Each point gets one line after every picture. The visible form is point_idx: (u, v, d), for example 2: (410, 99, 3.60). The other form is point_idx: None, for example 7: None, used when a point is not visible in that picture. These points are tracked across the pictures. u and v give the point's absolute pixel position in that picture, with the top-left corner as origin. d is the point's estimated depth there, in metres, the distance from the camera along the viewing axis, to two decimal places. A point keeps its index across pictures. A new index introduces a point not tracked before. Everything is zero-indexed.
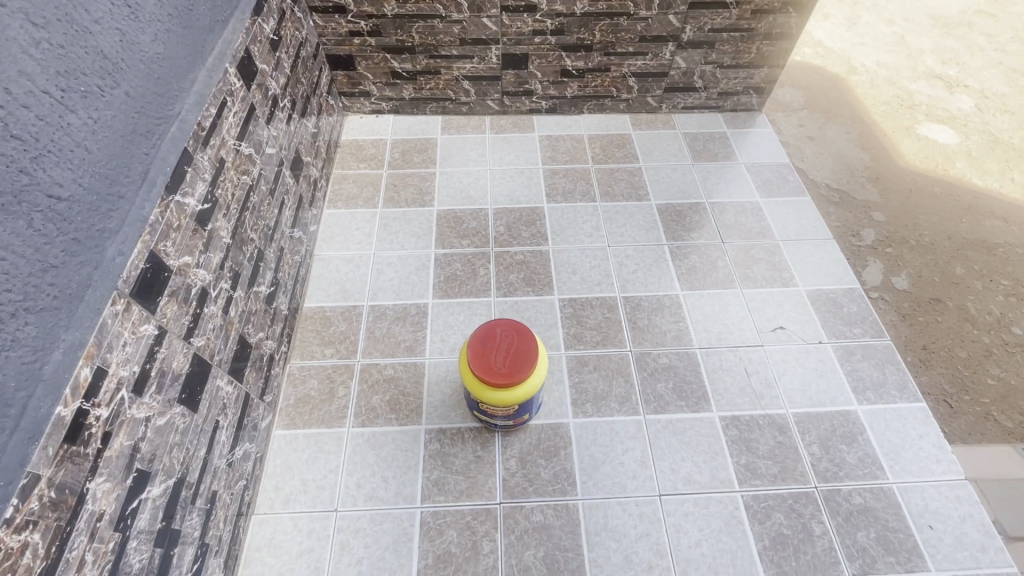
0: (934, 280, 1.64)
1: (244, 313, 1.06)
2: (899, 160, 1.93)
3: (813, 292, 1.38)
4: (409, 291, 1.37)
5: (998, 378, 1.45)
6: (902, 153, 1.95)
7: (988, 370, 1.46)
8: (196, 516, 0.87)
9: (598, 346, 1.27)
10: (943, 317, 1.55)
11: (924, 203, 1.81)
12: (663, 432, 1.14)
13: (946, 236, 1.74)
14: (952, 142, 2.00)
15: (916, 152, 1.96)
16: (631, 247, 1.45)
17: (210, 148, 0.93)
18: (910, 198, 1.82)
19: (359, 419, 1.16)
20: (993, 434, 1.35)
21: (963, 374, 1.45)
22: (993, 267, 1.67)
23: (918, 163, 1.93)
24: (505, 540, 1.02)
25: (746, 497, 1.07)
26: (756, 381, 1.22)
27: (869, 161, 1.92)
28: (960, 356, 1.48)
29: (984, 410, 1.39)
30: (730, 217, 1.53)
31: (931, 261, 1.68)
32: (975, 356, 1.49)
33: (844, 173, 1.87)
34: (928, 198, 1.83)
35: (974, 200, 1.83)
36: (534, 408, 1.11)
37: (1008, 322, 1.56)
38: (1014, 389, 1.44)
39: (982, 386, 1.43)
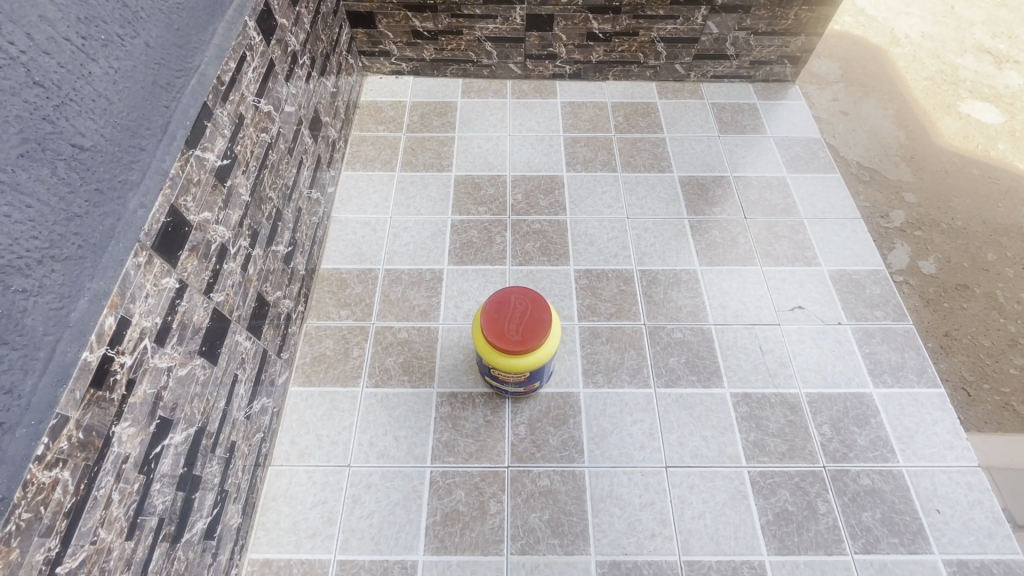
0: (963, 266, 1.59)
1: (262, 272, 1.07)
2: (936, 138, 1.85)
3: (835, 273, 1.34)
4: (424, 256, 1.37)
5: (1021, 369, 1.41)
6: (940, 131, 1.87)
7: (1010, 360, 1.43)
8: (216, 464, 0.91)
9: (612, 318, 1.26)
10: (969, 304, 1.51)
11: (958, 185, 1.74)
12: (673, 405, 1.15)
13: (979, 220, 1.67)
14: (995, 122, 1.90)
15: (956, 130, 1.87)
16: (651, 220, 1.43)
17: (230, 103, 0.93)
18: (945, 180, 1.75)
19: (372, 379, 1.18)
20: (1010, 424, 1.33)
21: (985, 362, 1.41)
22: None
23: (957, 143, 1.84)
24: (511, 502, 1.04)
25: (753, 473, 1.07)
26: (771, 359, 1.21)
27: (904, 139, 1.84)
28: (983, 344, 1.45)
29: (1004, 399, 1.36)
30: (754, 192, 1.49)
31: (961, 245, 1.62)
32: (999, 344, 1.45)
33: (876, 151, 1.80)
34: (964, 180, 1.76)
35: (1013, 184, 1.75)
36: (546, 374, 1.11)
37: None
38: None
39: (1002, 375, 1.40)
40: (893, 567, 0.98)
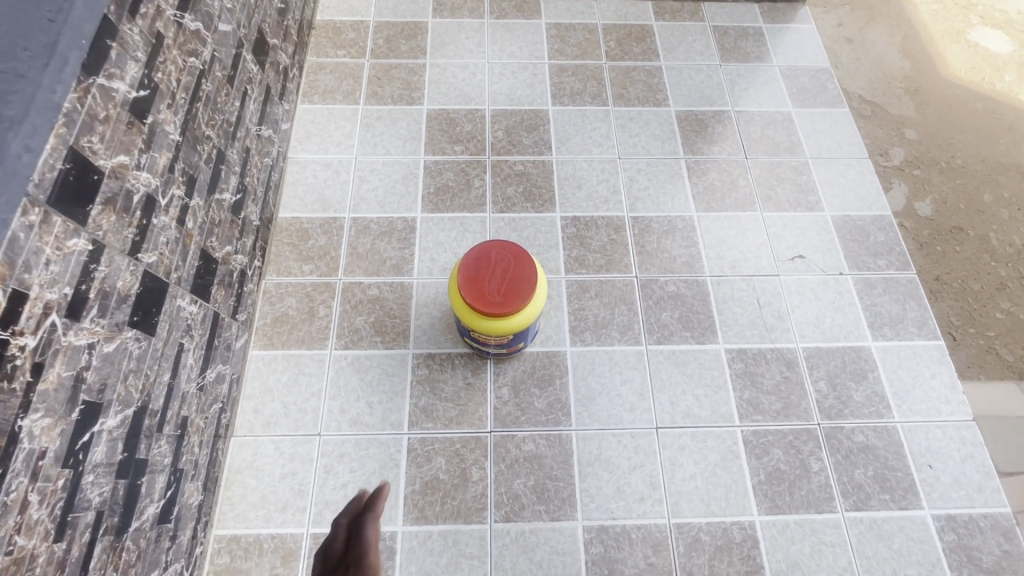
0: (958, 207, 1.51)
1: (205, 225, 0.93)
2: (942, 70, 1.72)
3: (839, 218, 1.25)
4: (394, 203, 1.23)
5: (1007, 313, 1.38)
6: (946, 62, 1.73)
7: (997, 304, 1.39)
8: (165, 444, 0.81)
9: (601, 271, 1.16)
10: (962, 247, 1.45)
11: (962, 120, 1.64)
12: (664, 363, 1.08)
13: (979, 159, 1.59)
14: (1004, 51, 1.76)
15: (964, 60, 1.74)
16: (644, 161, 1.30)
17: (142, 17, 0.75)
18: (948, 114, 1.65)
19: (341, 341, 1.08)
20: (992, 369, 1.31)
21: (972, 306, 1.38)
22: None
23: (963, 75, 1.72)
24: (495, 468, 0.99)
25: (746, 432, 1.03)
26: (768, 313, 1.14)
27: (909, 70, 1.71)
28: (972, 288, 1.40)
29: (988, 343, 1.34)
30: (756, 129, 1.36)
31: (959, 185, 1.54)
32: (988, 288, 1.41)
33: (879, 83, 1.67)
34: (966, 116, 1.65)
35: (1017, 120, 1.65)
36: (531, 333, 1.03)
37: None
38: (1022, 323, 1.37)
39: (989, 319, 1.37)
40: (883, 524, 0.97)
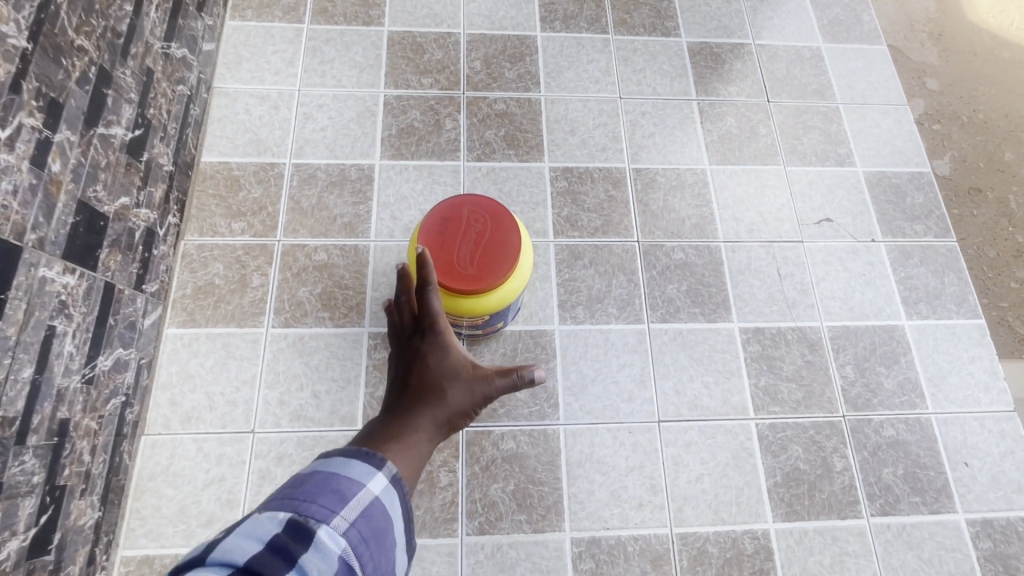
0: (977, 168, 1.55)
1: (86, 169, 0.70)
2: (972, 19, 1.72)
3: (873, 175, 1.07)
4: (347, 147, 1.00)
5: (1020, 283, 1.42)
6: (977, 10, 1.72)
7: (1012, 274, 1.44)
8: (30, 459, 0.62)
9: (596, 235, 0.97)
10: (978, 211, 1.50)
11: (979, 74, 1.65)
12: (669, 345, 0.92)
13: (998, 115, 1.60)
14: None
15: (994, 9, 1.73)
16: (650, 102, 1.09)
17: None
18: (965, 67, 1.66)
19: (280, 317, 0.89)
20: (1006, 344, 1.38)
21: (984, 276, 1.43)
22: None
23: (993, 25, 1.72)
24: (467, 472, 0.83)
25: (761, 426, 0.88)
26: (790, 286, 0.97)
27: (935, 14, 1.69)
28: (987, 256, 1.45)
29: (1000, 314, 1.40)
30: (781, 67, 1.15)
31: (977, 145, 1.57)
32: (1002, 257, 1.45)
33: (899, 28, 1.67)
34: (993, 68, 1.66)
35: None
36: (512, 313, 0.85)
37: None
38: None
39: (1002, 290, 1.42)
40: (912, 530, 0.85)
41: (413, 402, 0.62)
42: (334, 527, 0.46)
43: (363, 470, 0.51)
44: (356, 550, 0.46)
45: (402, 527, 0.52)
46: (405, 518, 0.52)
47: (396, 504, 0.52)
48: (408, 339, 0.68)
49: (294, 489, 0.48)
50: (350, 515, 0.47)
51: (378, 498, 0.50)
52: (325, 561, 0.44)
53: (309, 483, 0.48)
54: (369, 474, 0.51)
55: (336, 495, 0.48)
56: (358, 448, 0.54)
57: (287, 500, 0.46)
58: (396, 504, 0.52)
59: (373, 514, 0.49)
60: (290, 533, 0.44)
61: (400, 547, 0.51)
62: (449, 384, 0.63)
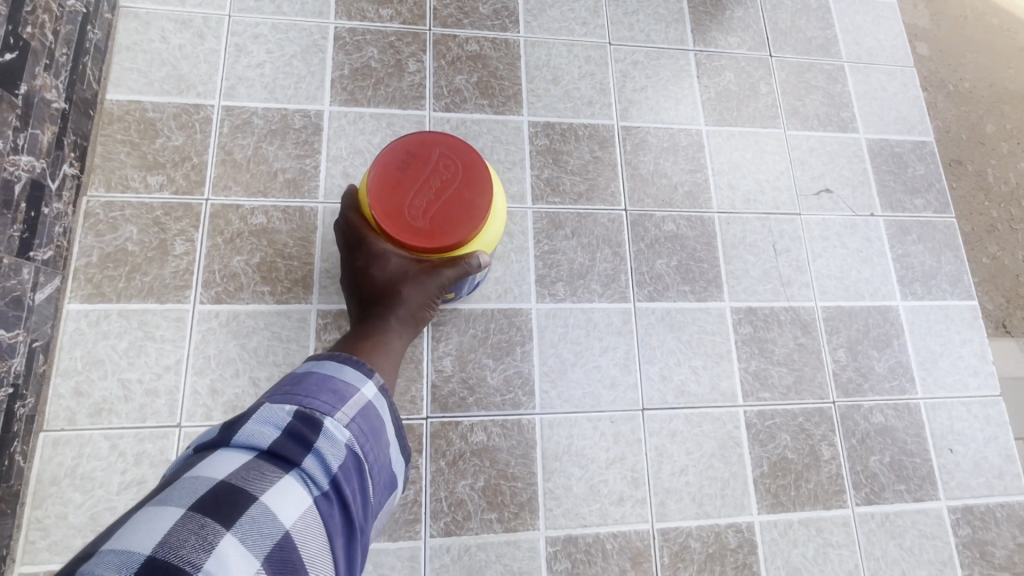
0: (961, 138, 1.52)
1: None
2: None
3: (875, 144, 0.99)
4: (290, 89, 0.84)
5: (991, 258, 1.41)
6: None
7: (984, 248, 1.42)
8: None
9: (580, 201, 0.87)
10: (957, 183, 1.47)
11: (971, 41, 1.60)
12: (657, 326, 0.84)
13: (987, 83, 1.57)
14: None
15: None
16: (643, 50, 0.96)
17: None
18: (957, 32, 1.60)
19: (210, 292, 0.75)
20: None
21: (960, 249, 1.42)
22: None
23: None
24: (431, 467, 0.74)
25: (749, 414, 0.82)
26: (785, 262, 0.90)
27: None
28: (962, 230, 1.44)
29: None
30: (785, 18, 1.04)
31: (963, 114, 1.54)
32: (978, 231, 1.44)
33: None
34: (986, 32, 1.62)
35: None
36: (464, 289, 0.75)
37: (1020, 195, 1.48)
38: (1004, 269, 1.41)
39: (974, 264, 1.41)
40: (895, 518, 0.82)
41: (377, 309, 0.66)
42: (339, 420, 0.49)
43: (356, 375, 0.54)
44: (360, 441, 0.50)
45: (394, 425, 0.56)
46: (395, 418, 0.56)
47: (386, 404, 0.56)
48: (353, 253, 0.69)
49: (295, 388, 0.51)
50: (349, 412, 0.51)
51: (373, 397, 0.54)
52: (335, 447, 0.48)
53: (308, 382, 0.51)
54: (363, 377, 0.55)
55: (335, 394, 0.51)
56: (348, 355, 0.56)
57: (292, 395, 0.49)
58: (386, 404, 0.55)
59: (372, 412, 0.53)
60: (302, 422, 0.47)
61: (394, 444, 0.56)
62: (402, 286, 0.65)
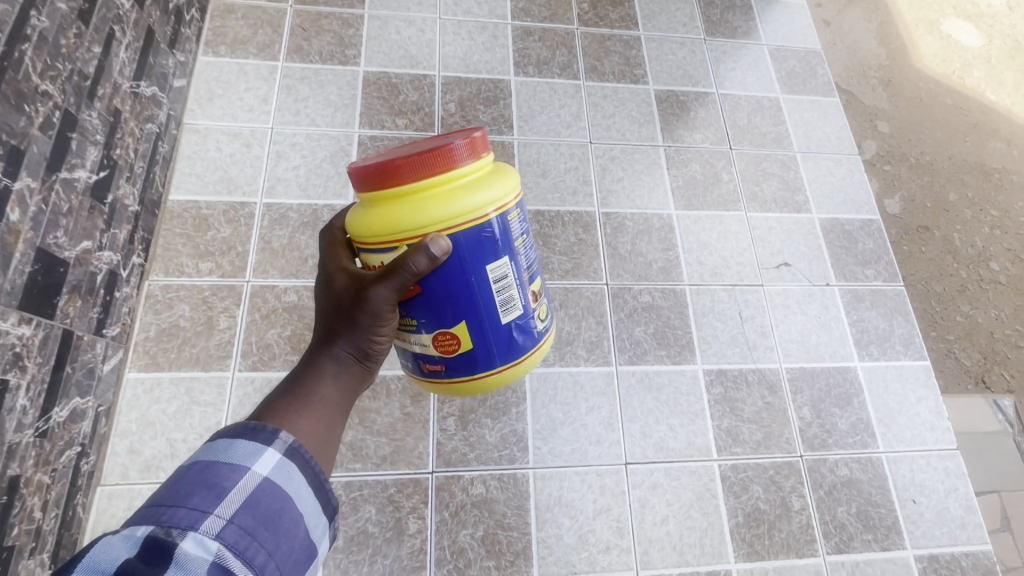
0: (926, 206, 1.65)
1: (46, 216, 0.69)
2: (917, 62, 1.87)
3: (827, 222, 1.13)
4: (320, 187, 1.01)
5: (965, 316, 1.50)
6: (919, 52, 1.89)
7: (958, 307, 1.52)
8: None
9: (567, 277, 1.00)
10: (925, 247, 1.59)
11: (927, 118, 1.79)
12: (637, 387, 0.94)
13: (946, 156, 1.74)
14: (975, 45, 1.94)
15: (934, 51, 1.90)
16: (619, 147, 1.13)
17: None
18: (916, 112, 1.79)
19: (248, 361, 0.87)
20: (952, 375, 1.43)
21: (934, 309, 1.51)
22: (985, 195, 1.70)
23: (930, 64, 1.87)
24: (436, 518, 0.83)
25: (723, 467, 0.91)
26: (750, 328, 1.01)
27: (884, 58, 1.86)
28: (935, 291, 1.53)
29: (947, 347, 1.46)
30: (742, 116, 1.21)
31: (926, 183, 1.69)
32: (950, 291, 1.53)
33: (852, 71, 1.82)
34: (937, 109, 1.81)
35: (982, 117, 1.82)
36: (483, 344, 0.59)
37: (988, 256, 1.60)
38: (979, 327, 1.50)
39: (949, 322, 1.50)
40: (865, 567, 0.88)
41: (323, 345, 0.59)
42: (209, 528, 0.41)
43: (247, 451, 0.47)
44: (242, 544, 0.41)
45: (306, 495, 0.48)
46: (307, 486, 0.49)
47: (293, 473, 0.48)
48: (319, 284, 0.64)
49: (160, 497, 0.42)
50: (228, 511, 0.42)
51: (268, 475, 0.46)
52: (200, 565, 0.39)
53: (179, 483, 0.43)
54: (254, 451, 0.47)
55: (209, 493, 0.43)
56: (241, 429, 0.48)
57: (153, 509, 0.41)
58: (294, 473, 0.48)
59: (260, 502, 0.44)
60: (152, 546, 0.39)
61: (309, 516, 0.47)
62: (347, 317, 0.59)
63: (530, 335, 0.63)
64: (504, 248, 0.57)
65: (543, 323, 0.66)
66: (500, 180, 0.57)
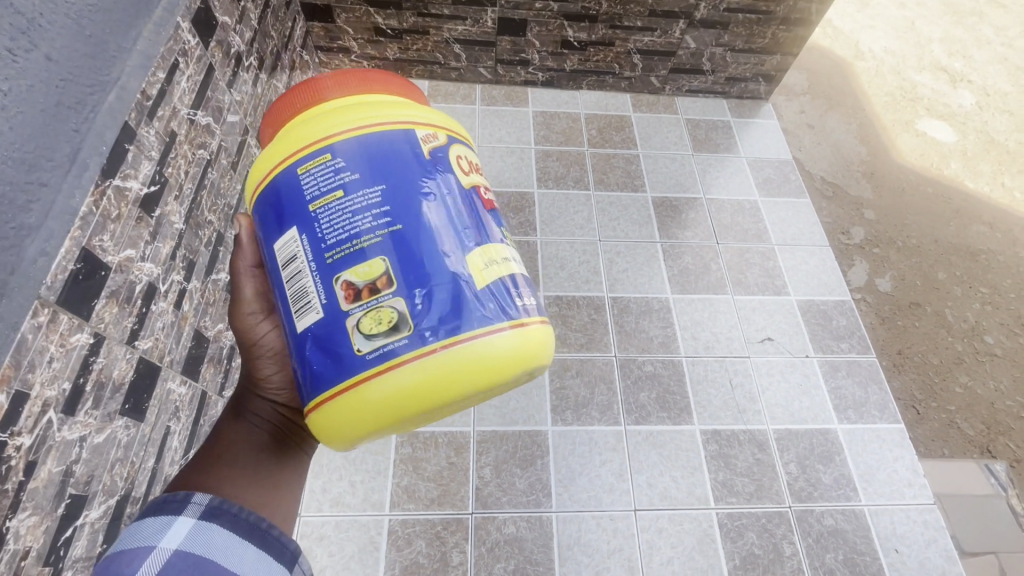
0: (915, 285, 1.80)
1: (200, 306, 0.96)
2: (895, 154, 2.09)
3: (804, 303, 1.34)
4: None
5: (963, 388, 1.61)
6: (898, 148, 2.11)
7: (956, 378, 1.63)
8: None
9: (582, 349, 1.21)
10: (920, 323, 1.71)
11: (912, 206, 1.97)
12: (643, 444, 1.12)
13: (931, 239, 1.91)
14: (948, 141, 2.16)
15: (912, 147, 2.12)
16: (623, 243, 1.38)
17: (159, 119, 0.82)
18: (900, 202, 1.97)
19: None
20: (956, 444, 1.50)
21: (934, 380, 1.61)
22: (974, 274, 1.86)
23: (911, 158, 2.09)
24: (474, 552, 0.99)
25: (721, 515, 1.06)
26: (740, 394, 1.19)
27: (866, 155, 2.07)
28: (932, 363, 1.64)
29: (949, 417, 1.55)
30: (726, 216, 1.46)
31: (916, 265, 1.84)
32: (947, 363, 1.65)
33: (839, 167, 2.01)
34: (920, 198, 2.00)
35: (963, 203, 2.01)
36: (292, 358, 0.54)
37: (981, 330, 1.74)
38: (978, 398, 1.61)
39: (948, 393, 1.59)
40: None
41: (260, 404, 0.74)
42: None
43: (156, 527, 0.52)
44: None
45: (236, 545, 0.54)
46: (234, 538, 0.54)
47: (211, 531, 0.54)
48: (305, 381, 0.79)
49: None
50: None
51: (183, 541, 0.52)
52: None
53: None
54: (165, 525, 0.53)
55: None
56: (153, 511, 0.54)
57: None
58: (210, 531, 0.53)
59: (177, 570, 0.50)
60: None
61: (247, 560, 0.54)
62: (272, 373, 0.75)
63: (347, 352, 0.49)
64: (288, 217, 0.53)
65: (384, 339, 0.49)
66: (359, 112, 0.54)
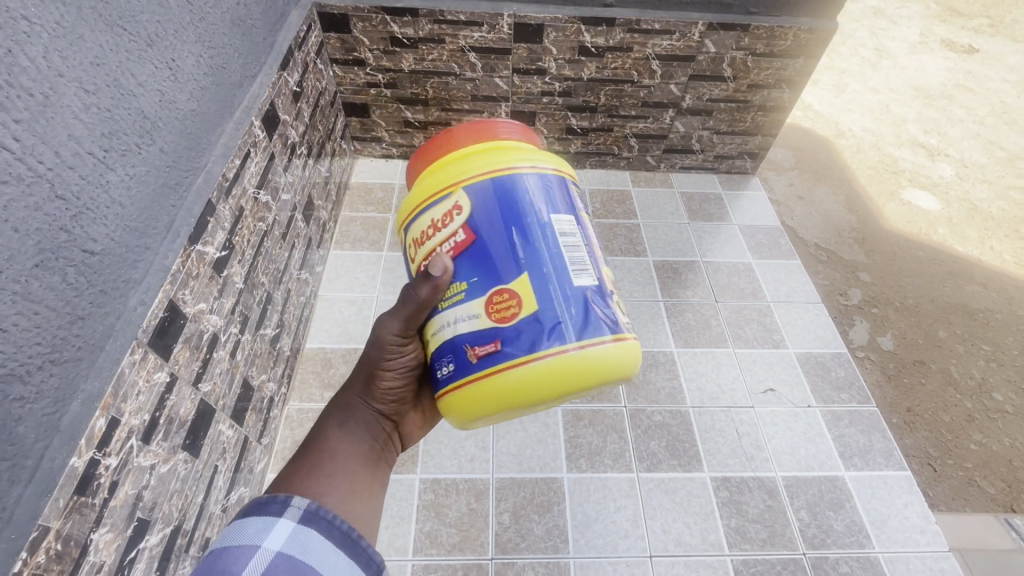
0: (918, 342, 1.86)
1: (249, 357, 1.07)
2: (883, 221, 2.23)
3: (803, 355, 1.42)
4: None
5: (978, 444, 1.63)
6: (885, 215, 2.26)
7: (969, 435, 1.65)
8: (187, 564, 0.89)
9: (594, 400, 1.29)
10: (926, 380, 1.76)
11: (906, 270, 2.08)
12: (655, 491, 1.16)
13: (929, 299, 1.99)
14: (934, 208, 2.32)
15: (899, 215, 2.27)
16: (628, 302, 1.50)
17: (232, 197, 0.98)
18: (893, 265, 2.08)
19: None
20: (976, 501, 1.51)
21: (946, 436, 1.63)
22: (975, 332, 1.92)
23: (899, 225, 2.23)
24: None
25: (736, 561, 1.08)
26: (747, 443, 1.24)
27: (855, 222, 2.21)
28: (943, 419, 1.67)
29: (967, 474, 1.56)
30: (723, 277, 1.58)
31: (915, 323, 1.92)
32: (958, 420, 1.68)
33: (831, 233, 2.15)
34: (910, 262, 2.10)
35: (955, 266, 2.11)
36: (544, 306, 0.57)
37: (988, 387, 1.78)
38: (994, 454, 1.62)
39: (963, 450, 1.61)
40: None
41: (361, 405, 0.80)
42: None
43: (258, 527, 0.53)
44: None
45: (329, 552, 0.53)
46: (327, 544, 0.54)
47: (309, 536, 0.54)
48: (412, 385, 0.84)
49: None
50: None
51: (284, 542, 0.52)
52: None
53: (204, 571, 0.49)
54: (267, 526, 0.53)
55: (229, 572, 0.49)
56: (253, 512, 0.55)
57: None
58: (307, 536, 0.53)
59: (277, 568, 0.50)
60: None
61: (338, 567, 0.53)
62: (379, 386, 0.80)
63: (601, 308, 0.60)
64: (565, 203, 0.63)
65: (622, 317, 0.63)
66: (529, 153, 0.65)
